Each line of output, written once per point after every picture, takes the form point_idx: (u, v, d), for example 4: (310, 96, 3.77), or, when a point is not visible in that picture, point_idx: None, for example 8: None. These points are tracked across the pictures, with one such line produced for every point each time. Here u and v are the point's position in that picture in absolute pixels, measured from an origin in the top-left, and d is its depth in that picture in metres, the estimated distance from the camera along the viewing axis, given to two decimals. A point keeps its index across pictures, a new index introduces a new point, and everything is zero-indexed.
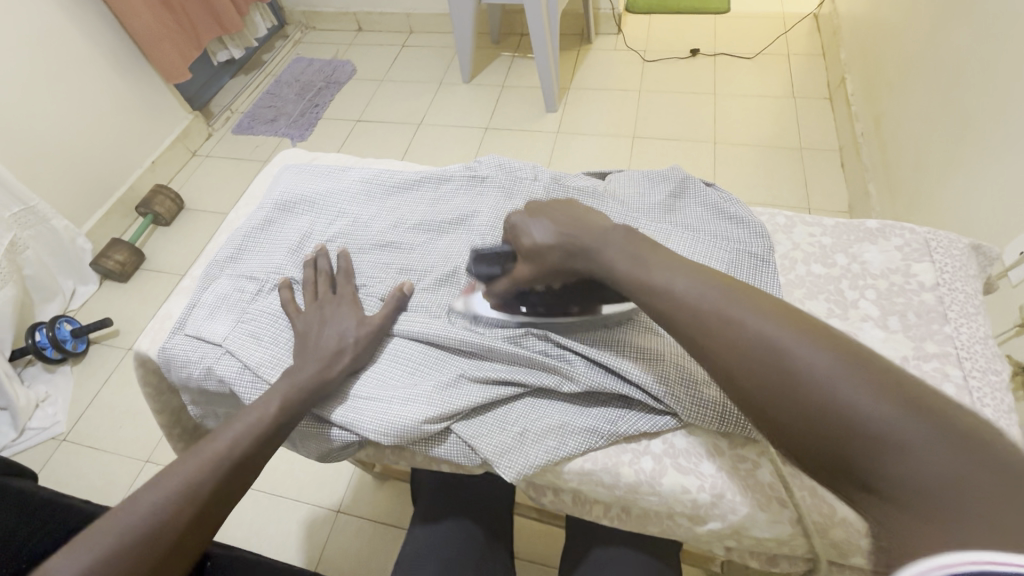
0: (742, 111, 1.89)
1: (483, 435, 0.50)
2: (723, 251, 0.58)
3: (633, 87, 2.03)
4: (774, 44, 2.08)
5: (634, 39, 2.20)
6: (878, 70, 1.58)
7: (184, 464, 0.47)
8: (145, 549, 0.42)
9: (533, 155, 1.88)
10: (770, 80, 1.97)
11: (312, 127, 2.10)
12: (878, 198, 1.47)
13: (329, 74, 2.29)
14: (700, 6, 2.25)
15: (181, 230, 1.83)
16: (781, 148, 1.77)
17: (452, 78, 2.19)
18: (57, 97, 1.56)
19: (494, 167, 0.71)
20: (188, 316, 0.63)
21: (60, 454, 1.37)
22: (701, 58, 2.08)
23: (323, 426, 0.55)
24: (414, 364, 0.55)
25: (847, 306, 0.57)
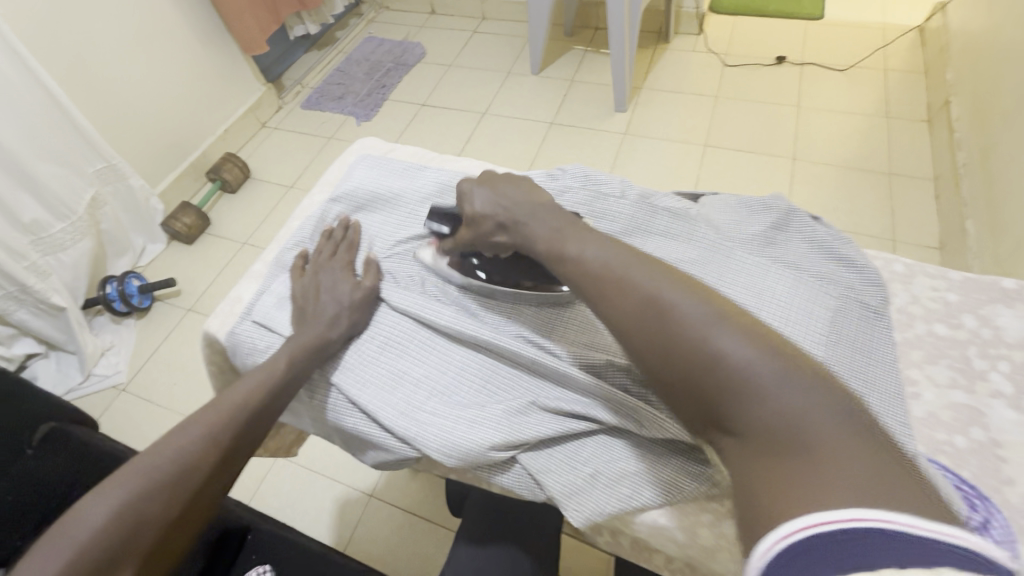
0: (827, 127, 1.76)
1: (551, 471, 0.48)
2: (832, 296, 0.53)
3: (709, 91, 1.93)
4: (870, 57, 1.92)
5: (716, 40, 2.09)
6: (992, 95, 1.43)
7: (204, 414, 0.50)
8: (173, 489, 0.46)
9: (598, 155, 1.82)
10: (863, 95, 1.82)
11: (377, 107, 2.11)
12: (976, 237, 1.34)
13: (399, 55, 2.29)
14: (791, 10, 2.12)
15: (245, 198, 1.88)
16: (868, 170, 1.64)
17: (521, 68, 2.15)
18: (144, 61, 1.62)
19: (577, 177, 0.67)
20: (256, 303, 0.63)
21: (118, 403, 1.44)
22: (787, 66, 1.95)
23: (377, 438, 0.53)
24: (481, 382, 0.53)
25: (973, 378, 0.52)
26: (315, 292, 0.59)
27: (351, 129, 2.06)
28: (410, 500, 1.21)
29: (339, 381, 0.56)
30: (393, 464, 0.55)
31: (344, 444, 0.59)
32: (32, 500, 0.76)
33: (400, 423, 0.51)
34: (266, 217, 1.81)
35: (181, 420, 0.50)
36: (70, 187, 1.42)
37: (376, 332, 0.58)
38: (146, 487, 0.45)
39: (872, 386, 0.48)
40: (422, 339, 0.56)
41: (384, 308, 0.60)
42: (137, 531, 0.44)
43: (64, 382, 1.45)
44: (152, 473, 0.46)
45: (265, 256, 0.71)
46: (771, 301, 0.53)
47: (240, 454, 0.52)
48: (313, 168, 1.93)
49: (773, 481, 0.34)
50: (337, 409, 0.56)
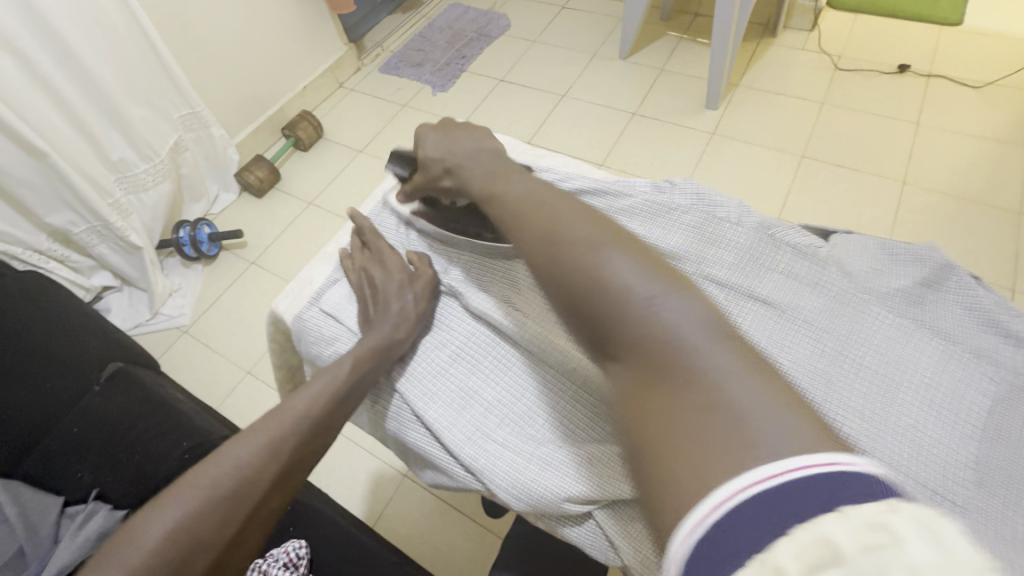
0: (948, 150, 1.56)
1: (630, 535, 0.43)
2: (991, 383, 0.44)
3: (815, 95, 1.75)
4: (1013, 75, 1.68)
5: (830, 39, 1.88)
6: None
7: (265, 423, 0.49)
8: (232, 506, 0.45)
9: (681, 152, 1.70)
10: (997, 118, 1.60)
11: (455, 78, 2.05)
12: None
13: (482, 26, 2.21)
14: (924, 12, 1.88)
15: (315, 157, 1.89)
16: (991, 206, 1.45)
17: (608, 51, 2.03)
18: (237, 12, 1.63)
19: (690, 195, 0.60)
20: (325, 290, 0.60)
21: (180, 344, 1.50)
22: (910, 76, 1.74)
23: (438, 463, 0.49)
24: (558, 418, 0.48)
25: None
26: (372, 289, 0.56)
27: (425, 98, 2.01)
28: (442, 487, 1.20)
29: (405, 390, 0.52)
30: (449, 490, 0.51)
31: (402, 454, 0.56)
32: (97, 437, 0.78)
33: (466, 449, 0.47)
34: (334, 179, 1.82)
35: (247, 427, 0.49)
36: (157, 132, 1.45)
37: (449, 339, 0.54)
38: (208, 499, 0.45)
39: None
40: (498, 356, 0.52)
41: (459, 312, 0.56)
42: (196, 549, 0.44)
43: (134, 317, 1.51)
44: (212, 488, 0.45)
45: (338, 237, 0.68)
46: (914, 377, 0.44)
47: (303, 463, 0.50)
48: (384, 135, 1.91)
49: (649, 411, 0.36)
50: (399, 419, 0.52)
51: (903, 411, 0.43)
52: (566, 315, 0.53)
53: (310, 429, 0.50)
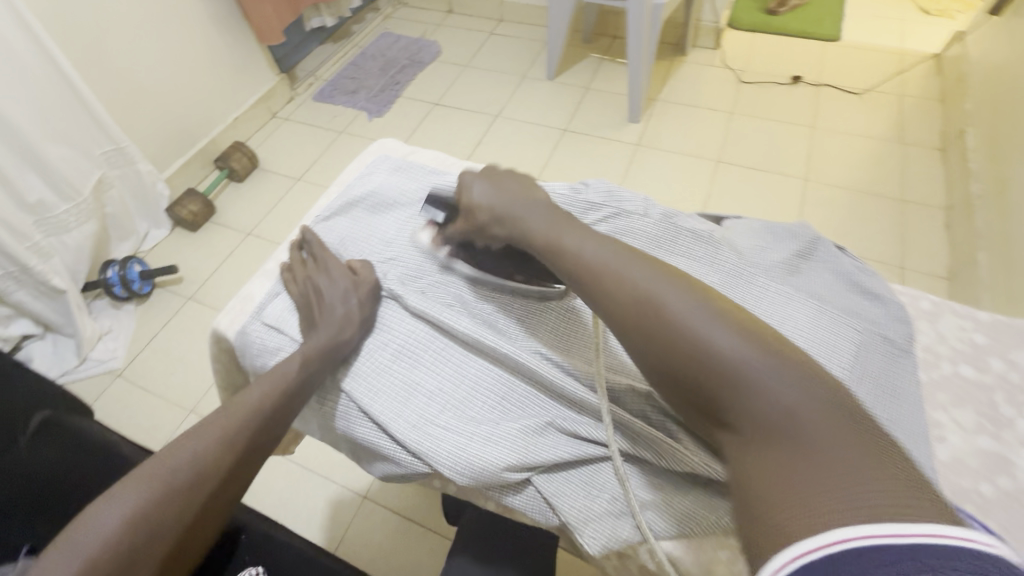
0: (840, 149, 1.76)
1: (567, 494, 0.48)
2: (856, 330, 0.52)
3: (724, 106, 1.93)
4: (886, 82, 1.92)
5: (733, 56, 2.08)
6: (1011, 128, 1.43)
7: (218, 418, 0.51)
8: (189, 494, 0.47)
9: (610, 163, 1.81)
10: (878, 120, 1.82)
11: (390, 104, 2.10)
12: (987, 270, 1.34)
13: (414, 53, 2.28)
14: (810, 29, 2.11)
15: (252, 188, 1.86)
16: (879, 195, 1.64)
17: (536, 73, 2.14)
18: (160, 47, 1.61)
19: (602, 193, 0.66)
20: (267, 304, 0.62)
21: (114, 389, 1.42)
22: (803, 86, 1.95)
23: (386, 453, 0.52)
24: (497, 398, 0.52)
25: (1000, 425, 0.51)
26: (318, 296, 0.59)
27: (362, 124, 2.04)
28: (402, 503, 1.20)
29: (351, 388, 0.54)
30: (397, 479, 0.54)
31: (352, 453, 0.58)
32: None
33: (411, 436, 0.50)
34: (272, 208, 1.80)
35: (198, 425, 0.51)
36: (78, 171, 1.40)
37: (391, 338, 0.57)
38: (163, 490, 0.46)
39: (891, 426, 0.48)
40: (437, 349, 0.55)
41: (398, 312, 0.59)
42: (153, 537, 0.44)
43: (60, 365, 1.43)
44: (168, 477, 0.46)
45: (277, 254, 0.70)
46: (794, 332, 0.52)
47: (254, 457, 0.52)
48: (322, 162, 1.92)
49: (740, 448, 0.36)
50: (347, 418, 0.54)
51: None
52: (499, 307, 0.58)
53: (261, 424, 0.52)
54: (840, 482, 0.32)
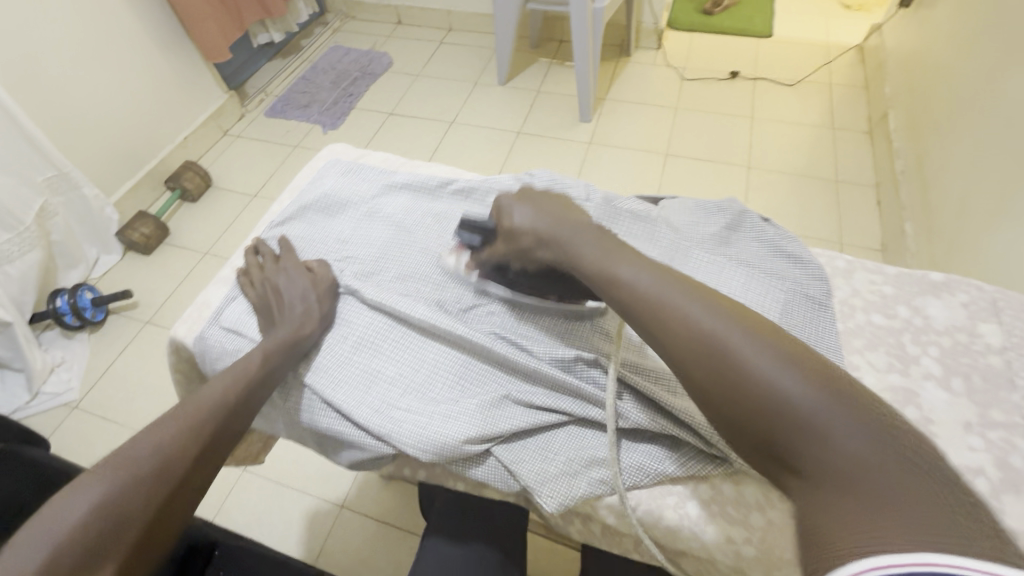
0: (778, 137, 1.86)
1: (526, 461, 0.51)
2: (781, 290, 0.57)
3: (669, 103, 2.01)
4: (815, 73, 2.05)
5: (674, 54, 2.18)
6: (926, 108, 1.55)
7: (182, 408, 0.50)
8: (156, 482, 0.45)
9: (564, 163, 1.87)
10: (811, 108, 1.94)
11: (344, 116, 2.10)
12: (915, 240, 1.44)
13: (365, 65, 2.29)
14: (743, 27, 2.24)
15: (206, 207, 1.83)
16: (816, 178, 1.75)
17: (488, 79, 2.18)
18: (100, 68, 1.57)
19: (546, 181, 0.71)
20: (225, 308, 0.63)
21: (70, 421, 1.37)
22: (741, 80, 2.05)
23: (350, 440, 0.54)
24: (455, 378, 0.55)
25: (908, 362, 0.57)
26: (277, 296, 0.61)
27: (317, 137, 2.04)
28: (380, 507, 1.20)
29: (312, 382, 0.56)
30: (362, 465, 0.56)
31: (315, 447, 0.59)
32: None
33: (373, 420, 0.52)
34: (229, 226, 1.78)
35: (160, 418, 0.49)
36: (18, 198, 1.35)
37: (349, 330, 0.59)
38: (127, 482, 0.44)
39: None
40: (396, 338, 0.58)
41: (355, 306, 0.61)
42: (119, 527, 0.43)
43: (9, 402, 1.37)
44: (132, 467, 0.45)
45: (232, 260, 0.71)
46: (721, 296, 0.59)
47: (223, 446, 0.51)
48: (278, 177, 1.90)
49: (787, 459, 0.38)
50: (309, 410, 0.56)
51: None
52: (455, 297, 0.62)
53: (227, 412, 0.51)
54: (880, 501, 0.33)
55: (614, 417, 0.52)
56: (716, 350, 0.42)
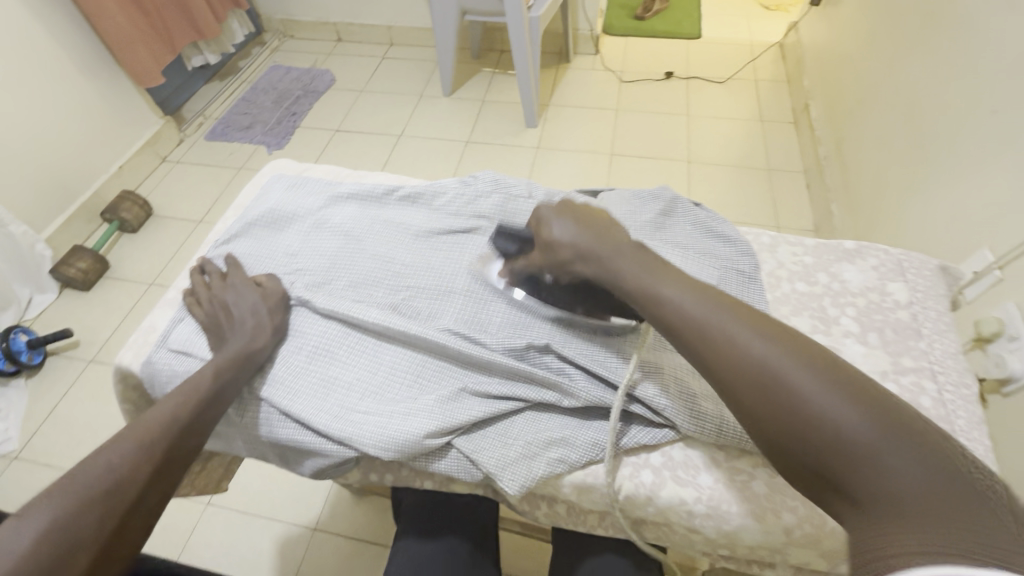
0: (714, 132, 1.97)
1: (485, 449, 0.55)
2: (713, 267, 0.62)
3: (610, 105, 2.09)
4: (742, 70, 2.18)
5: (611, 59, 2.27)
6: (841, 97, 1.68)
7: (132, 430, 0.50)
8: (109, 504, 0.45)
9: (515, 168, 1.90)
10: (741, 103, 2.06)
11: (289, 135, 2.07)
12: (841, 218, 1.56)
13: (307, 83, 2.27)
14: (673, 30, 2.35)
15: (149, 236, 1.76)
16: (751, 168, 1.85)
17: (432, 91, 2.20)
18: (21, 100, 1.50)
19: (490, 182, 0.76)
20: (172, 330, 0.63)
21: (10, 474, 1.28)
22: (675, 80, 2.16)
23: (313, 449, 0.56)
24: (413, 378, 0.58)
25: (830, 323, 0.62)
26: (226, 314, 0.61)
27: (262, 158, 2.00)
28: (354, 525, 1.18)
29: (270, 395, 0.57)
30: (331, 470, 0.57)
31: (278, 460, 0.60)
32: None
33: (334, 425, 0.54)
34: (175, 254, 1.71)
35: (109, 440, 0.48)
36: None
37: (304, 341, 0.61)
38: (79, 504, 0.43)
39: None
40: (352, 344, 0.60)
41: (307, 316, 0.63)
42: (72, 552, 0.42)
43: None
44: (82, 490, 0.44)
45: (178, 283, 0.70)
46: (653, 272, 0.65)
47: (177, 466, 0.51)
48: (224, 201, 1.85)
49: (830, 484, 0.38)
50: (269, 423, 0.57)
51: None
52: (407, 299, 0.64)
53: (181, 427, 0.51)
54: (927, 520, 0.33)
55: (564, 397, 0.57)
56: (764, 372, 0.43)
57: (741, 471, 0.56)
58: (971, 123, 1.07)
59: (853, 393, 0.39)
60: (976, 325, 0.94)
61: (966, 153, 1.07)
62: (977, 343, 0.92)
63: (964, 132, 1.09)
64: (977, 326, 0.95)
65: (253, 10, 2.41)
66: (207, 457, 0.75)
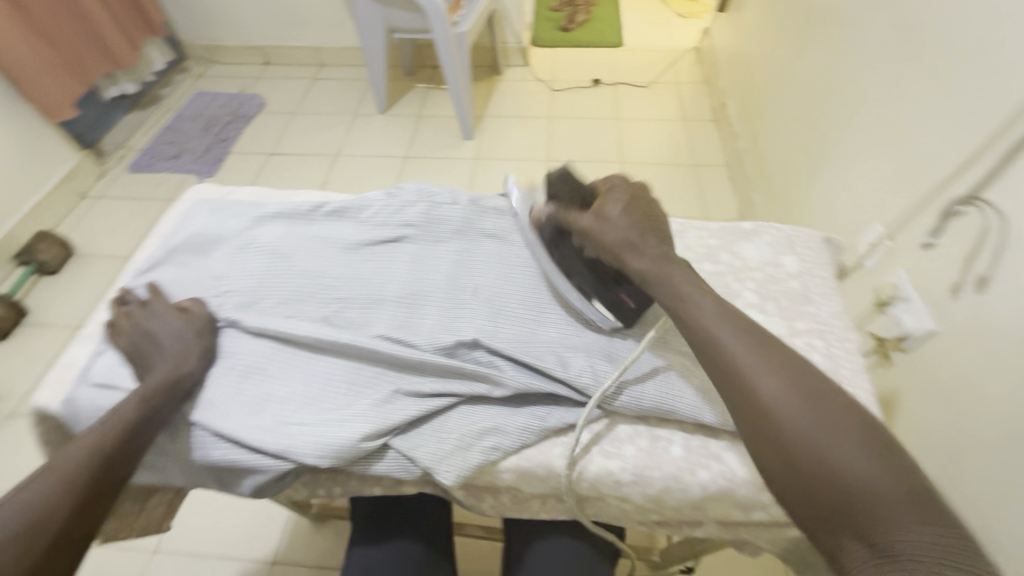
0: (643, 133, 2.08)
1: (423, 446, 0.59)
2: None
3: (543, 113, 2.16)
4: (662, 74, 2.32)
5: (541, 70, 2.35)
6: (752, 93, 1.82)
7: (59, 457, 0.49)
8: (33, 534, 0.44)
9: (456, 180, 1.92)
10: (666, 105, 2.19)
11: (220, 162, 2.02)
12: (761, 207, 1.69)
13: (237, 108, 2.22)
14: (597, 41, 2.47)
15: (71, 277, 1.67)
16: (678, 165, 1.97)
17: (368, 109, 2.21)
18: None
19: (416, 193, 0.81)
20: (93, 364, 0.62)
21: None
22: (603, 87, 2.26)
23: (251, 466, 0.57)
24: (347, 385, 0.62)
25: (732, 296, 0.68)
26: (153, 340, 0.61)
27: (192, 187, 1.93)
28: (314, 553, 1.16)
29: (199, 419, 0.58)
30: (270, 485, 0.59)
31: (212, 486, 0.61)
32: None
33: (268, 441, 0.56)
34: (103, 293, 1.62)
35: (29, 478, 0.47)
36: None
37: (238, 362, 0.63)
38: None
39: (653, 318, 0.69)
40: (283, 358, 0.63)
41: (240, 337, 0.65)
42: None
43: None
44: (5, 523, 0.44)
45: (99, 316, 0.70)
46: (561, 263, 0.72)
47: (109, 491, 0.50)
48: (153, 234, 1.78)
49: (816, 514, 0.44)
50: (200, 446, 0.58)
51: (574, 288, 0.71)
52: (341, 311, 0.68)
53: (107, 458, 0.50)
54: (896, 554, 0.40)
55: (491, 388, 0.62)
56: (774, 403, 0.47)
57: (659, 438, 0.62)
58: (860, 110, 1.19)
59: (840, 423, 0.45)
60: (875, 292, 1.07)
61: (857, 137, 1.20)
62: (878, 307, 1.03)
63: (855, 119, 1.21)
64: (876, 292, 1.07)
65: (174, 36, 2.37)
66: (146, 493, 0.72)
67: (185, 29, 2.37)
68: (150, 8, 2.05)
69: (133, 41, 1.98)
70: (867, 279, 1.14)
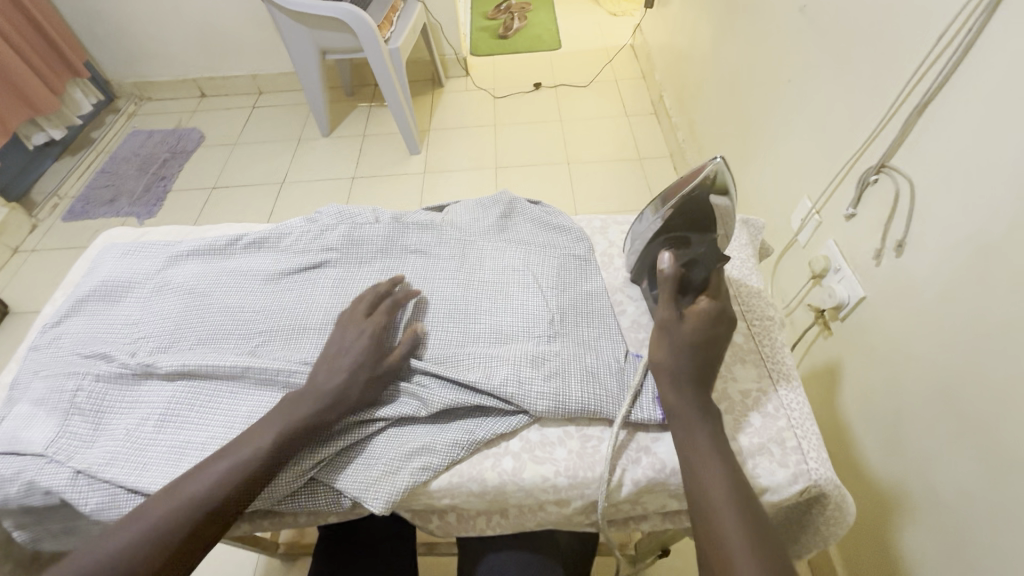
0: (584, 132, 2.14)
1: (491, 465, 0.54)
2: (554, 256, 0.70)
3: (488, 122, 2.23)
4: (603, 72, 2.40)
5: (482, 79, 2.42)
6: (685, 84, 1.88)
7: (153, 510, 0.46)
8: None
9: (406, 196, 1.98)
10: (603, 103, 2.25)
11: (160, 202, 2.08)
12: None
13: (174, 144, 2.30)
14: (535, 46, 2.56)
15: (9, 336, 1.71)
16: (626, 158, 2.03)
17: (310, 134, 2.28)
18: None
19: (335, 216, 0.75)
20: None
21: None
22: (545, 90, 2.33)
23: (318, 499, 0.54)
24: (373, 415, 0.56)
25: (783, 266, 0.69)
26: (338, 351, 0.56)
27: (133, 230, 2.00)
28: None
29: None
30: (273, 521, 0.58)
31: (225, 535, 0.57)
32: None
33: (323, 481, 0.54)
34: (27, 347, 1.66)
35: (165, 488, 0.48)
36: None
37: (211, 413, 0.57)
38: None
39: (582, 314, 0.64)
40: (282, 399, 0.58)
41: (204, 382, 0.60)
42: None
43: None
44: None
45: (15, 385, 0.61)
46: (535, 263, 0.68)
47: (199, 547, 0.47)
48: None
49: None
50: None
51: (543, 276, 0.67)
52: None
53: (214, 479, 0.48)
54: None
55: (515, 412, 0.56)
56: None
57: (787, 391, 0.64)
58: (785, 85, 1.20)
59: None
60: (808, 264, 1.10)
61: (784, 116, 1.21)
62: (815, 278, 1.07)
63: (780, 97, 1.23)
64: (809, 264, 1.10)
65: (100, 77, 2.45)
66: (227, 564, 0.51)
67: (111, 68, 2.45)
68: (68, 52, 2.13)
69: (54, 87, 2.07)
70: (800, 255, 1.16)
